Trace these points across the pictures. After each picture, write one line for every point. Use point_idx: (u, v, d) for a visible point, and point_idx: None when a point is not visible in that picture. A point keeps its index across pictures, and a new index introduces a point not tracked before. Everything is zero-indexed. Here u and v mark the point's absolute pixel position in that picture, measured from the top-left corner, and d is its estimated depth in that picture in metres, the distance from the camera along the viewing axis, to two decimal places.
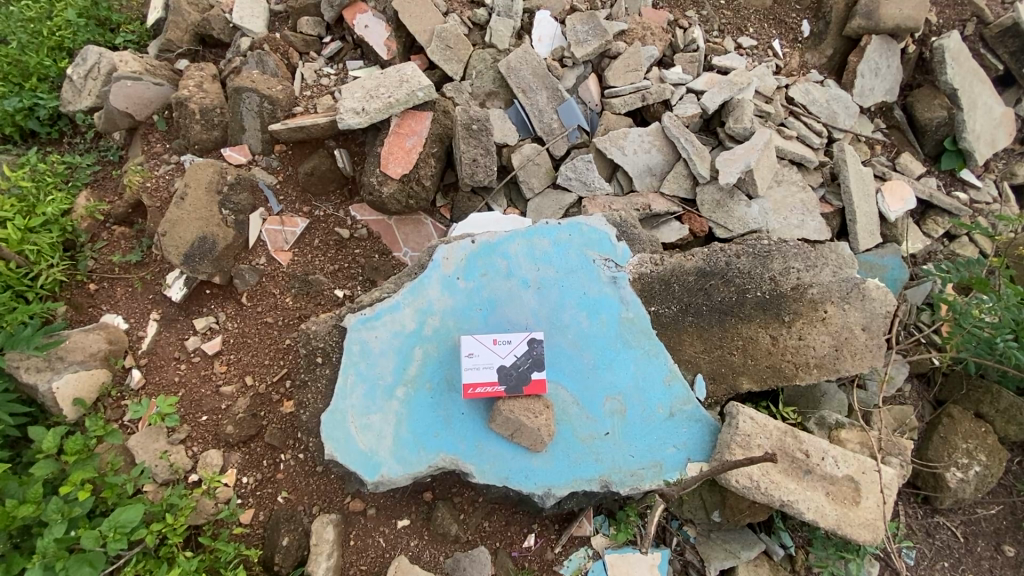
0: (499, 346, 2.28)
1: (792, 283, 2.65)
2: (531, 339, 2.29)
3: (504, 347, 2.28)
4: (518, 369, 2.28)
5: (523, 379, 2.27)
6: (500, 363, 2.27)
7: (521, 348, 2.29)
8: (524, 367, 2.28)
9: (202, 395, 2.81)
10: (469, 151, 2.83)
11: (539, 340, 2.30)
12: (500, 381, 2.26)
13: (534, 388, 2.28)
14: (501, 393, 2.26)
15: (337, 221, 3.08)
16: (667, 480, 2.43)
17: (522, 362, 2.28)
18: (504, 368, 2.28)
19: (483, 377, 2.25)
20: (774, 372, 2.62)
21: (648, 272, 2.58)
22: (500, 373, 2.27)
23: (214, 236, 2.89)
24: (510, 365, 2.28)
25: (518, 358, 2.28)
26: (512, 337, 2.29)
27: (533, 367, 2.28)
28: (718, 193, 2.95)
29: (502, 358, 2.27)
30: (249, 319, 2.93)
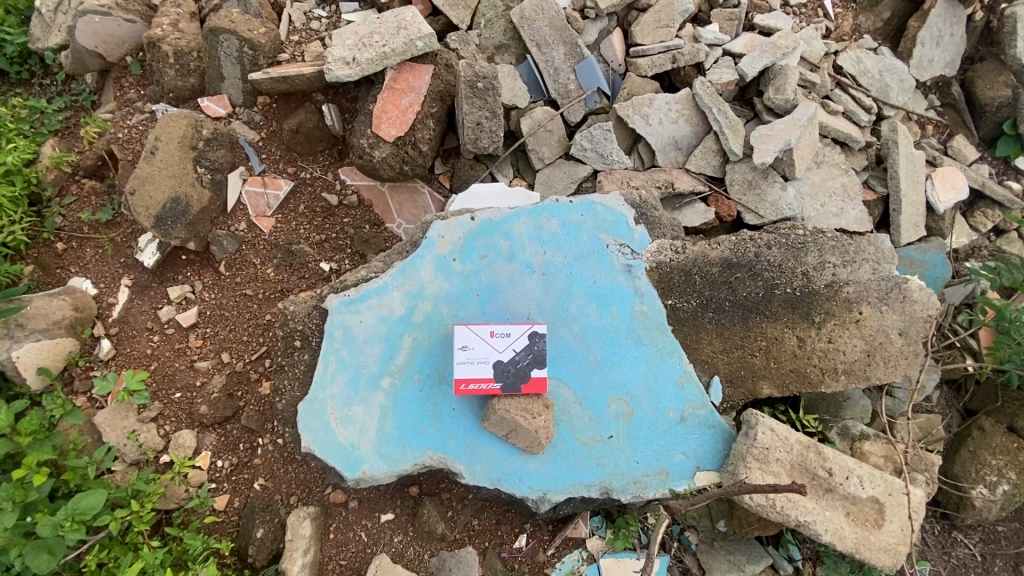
0: (495, 339, 2.03)
1: (826, 279, 2.40)
2: (532, 332, 2.05)
3: (502, 340, 2.04)
4: (516, 366, 2.04)
5: (521, 376, 2.05)
6: (496, 358, 2.04)
7: (521, 342, 2.05)
8: (523, 363, 2.04)
9: (176, 369, 2.61)
10: (472, 113, 2.48)
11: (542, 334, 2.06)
12: (495, 378, 2.03)
13: (533, 387, 2.06)
14: (495, 391, 2.03)
15: (325, 185, 2.78)
16: (673, 490, 2.24)
17: (520, 358, 2.04)
18: (501, 364, 2.04)
19: (476, 373, 2.02)
20: (797, 377, 2.38)
21: (668, 261, 2.30)
22: (496, 368, 2.03)
23: (188, 197, 2.61)
24: (507, 361, 2.04)
25: (517, 353, 2.05)
26: (511, 330, 2.04)
27: (533, 363, 2.05)
28: (750, 172, 2.62)
29: (499, 353, 2.03)
30: (227, 290, 2.71)
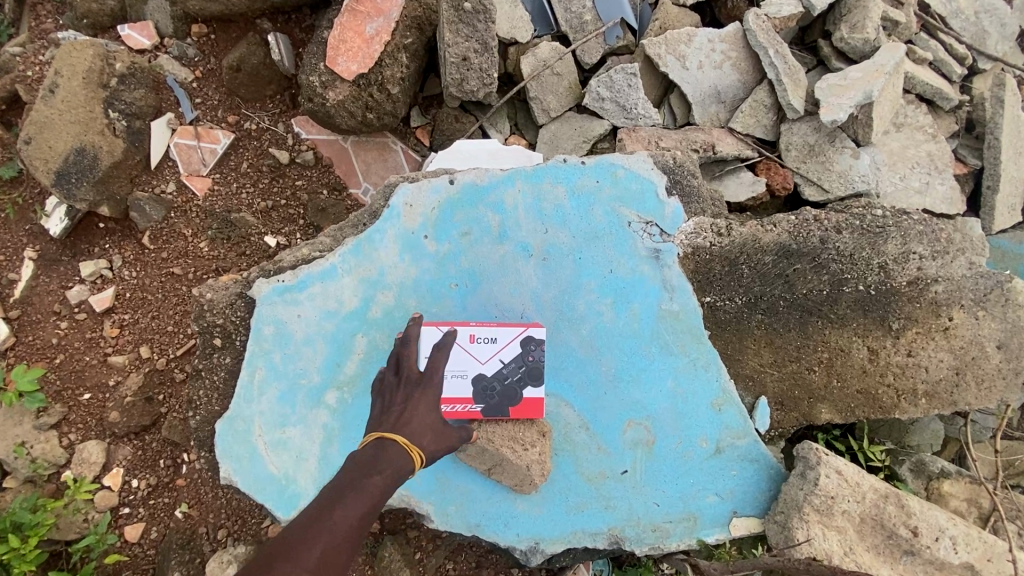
0: (477, 345, 1.50)
1: (909, 275, 1.85)
2: (528, 338, 1.53)
3: (485, 347, 1.51)
4: (503, 383, 1.52)
5: (509, 396, 1.52)
6: (477, 372, 1.50)
7: (510, 351, 1.53)
8: (513, 379, 1.52)
9: (86, 365, 2.11)
10: (456, 45, 1.89)
11: (538, 340, 1.53)
12: (474, 399, 1.49)
13: (524, 411, 1.54)
14: (475, 416, 1.50)
15: (274, 139, 2.22)
16: (702, 540, 1.75)
17: (509, 372, 1.52)
18: (483, 380, 1.50)
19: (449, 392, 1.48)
20: (866, 400, 1.85)
21: (708, 246, 1.75)
22: (476, 386, 1.49)
23: (96, 148, 2.06)
24: (491, 377, 1.51)
25: (505, 365, 1.52)
26: (497, 333, 1.52)
27: (526, 380, 1.53)
28: (813, 134, 2.05)
29: (480, 365, 1.50)
30: (151, 268, 2.17)
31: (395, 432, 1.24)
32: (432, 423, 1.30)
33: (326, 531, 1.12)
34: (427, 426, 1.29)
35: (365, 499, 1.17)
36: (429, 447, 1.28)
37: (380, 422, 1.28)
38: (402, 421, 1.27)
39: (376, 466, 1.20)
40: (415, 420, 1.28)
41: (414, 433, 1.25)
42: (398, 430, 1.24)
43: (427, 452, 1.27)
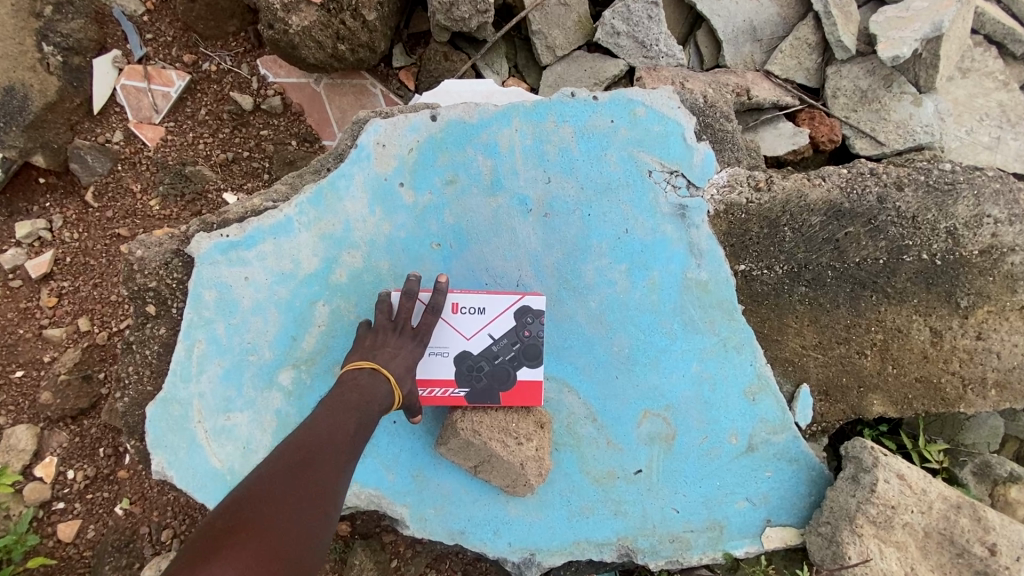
0: (460, 317, 1.25)
1: (982, 242, 1.55)
2: (522, 310, 1.25)
3: (470, 320, 1.25)
4: (493, 363, 1.25)
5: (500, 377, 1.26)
6: (461, 350, 1.25)
7: (502, 324, 1.26)
8: (505, 359, 1.25)
9: (19, 338, 1.83)
10: None
11: (535, 313, 1.26)
12: (457, 381, 1.25)
13: (518, 396, 1.28)
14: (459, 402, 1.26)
15: (237, 81, 1.92)
16: (728, 554, 1.47)
17: (500, 351, 1.25)
18: (468, 359, 1.26)
19: (426, 373, 1.24)
20: (926, 391, 1.56)
21: (743, 202, 1.45)
22: (460, 366, 1.25)
23: (26, 86, 1.77)
24: (478, 355, 1.25)
25: (496, 343, 1.25)
26: (485, 303, 1.25)
27: (521, 359, 1.26)
28: (865, 78, 1.73)
29: (464, 341, 1.25)
30: (95, 230, 1.89)
31: (392, 366, 1.14)
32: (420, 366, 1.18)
33: (334, 446, 1.03)
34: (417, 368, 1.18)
35: (372, 423, 1.09)
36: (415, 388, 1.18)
37: (372, 351, 1.15)
38: (394, 359, 1.14)
39: (376, 396, 1.10)
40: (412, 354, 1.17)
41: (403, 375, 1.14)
42: (394, 364, 1.14)
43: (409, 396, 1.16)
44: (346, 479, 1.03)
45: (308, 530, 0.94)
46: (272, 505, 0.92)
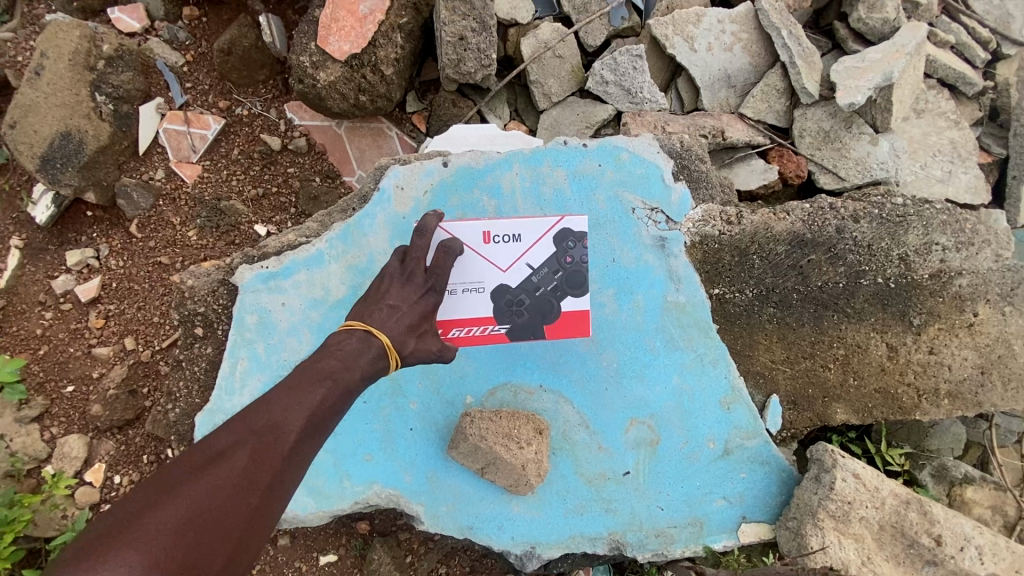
0: (494, 248, 1.53)
1: (932, 267, 1.74)
2: (554, 237, 1.55)
3: (505, 253, 1.54)
4: (528, 291, 1.54)
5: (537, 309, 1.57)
6: (500, 281, 1.54)
7: (532, 256, 1.55)
8: (534, 286, 1.54)
9: (70, 357, 2.05)
10: (452, 24, 1.80)
11: (560, 243, 1.56)
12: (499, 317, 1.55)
13: (548, 320, 1.57)
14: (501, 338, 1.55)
15: (266, 124, 2.14)
16: (708, 548, 1.65)
17: (536, 279, 1.55)
18: (506, 293, 1.55)
19: (473, 310, 1.54)
20: (885, 401, 1.74)
21: (716, 234, 1.65)
22: (499, 302, 1.55)
23: (81, 132, 1.99)
24: (516, 289, 1.54)
25: (529, 273, 1.54)
26: (516, 237, 1.54)
27: (557, 288, 1.56)
28: (828, 120, 1.94)
29: (503, 272, 1.54)
30: (138, 258, 2.11)
31: (386, 330, 1.28)
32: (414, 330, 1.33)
33: (300, 417, 1.14)
34: (410, 335, 1.32)
35: (342, 396, 1.18)
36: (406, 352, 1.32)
37: (372, 312, 1.31)
38: (389, 322, 1.30)
39: (357, 364, 1.23)
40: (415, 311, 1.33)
41: (398, 340, 1.29)
42: (389, 327, 1.29)
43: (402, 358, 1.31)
44: (299, 453, 1.13)
45: (244, 485, 1.06)
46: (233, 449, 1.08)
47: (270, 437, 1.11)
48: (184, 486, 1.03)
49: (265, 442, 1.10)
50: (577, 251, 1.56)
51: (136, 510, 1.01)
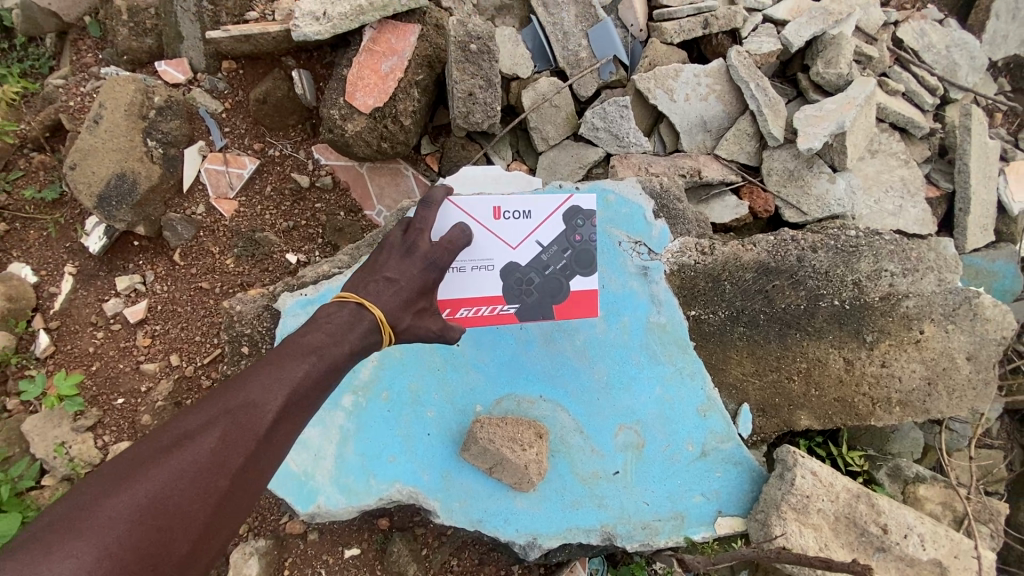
0: (505, 225, 1.61)
1: (882, 291, 1.99)
2: (564, 216, 1.65)
3: (515, 229, 1.62)
4: (537, 265, 1.65)
5: (546, 288, 1.68)
6: (509, 256, 1.62)
7: (542, 233, 1.65)
8: (544, 260, 1.65)
9: (120, 372, 2.29)
10: (463, 82, 2.08)
11: (571, 224, 1.66)
12: (510, 295, 1.65)
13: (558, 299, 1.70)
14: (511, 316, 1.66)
15: (296, 164, 2.41)
16: (689, 539, 1.87)
17: (545, 258, 1.66)
18: (515, 269, 1.64)
19: (483, 285, 1.62)
20: (843, 408, 1.98)
21: (692, 264, 1.91)
22: (510, 278, 1.64)
23: (134, 173, 2.26)
24: (526, 266, 1.64)
25: (539, 252, 1.65)
26: (528, 220, 1.62)
27: (566, 267, 1.68)
28: (792, 160, 2.21)
29: (512, 248, 1.62)
30: (181, 283, 2.36)
31: (380, 305, 1.37)
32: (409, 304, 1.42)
33: (275, 393, 1.23)
34: (404, 311, 1.41)
35: (322, 371, 1.28)
36: (402, 326, 1.41)
37: (366, 287, 1.40)
38: (382, 300, 1.38)
39: (343, 337, 1.32)
40: (414, 285, 1.42)
41: (391, 315, 1.38)
42: (383, 302, 1.38)
43: (398, 333, 1.40)
44: (274, 429, 1.22)
45: (216, 464, 1.15)
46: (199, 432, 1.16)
47: (247, 415, 1.19)
48: (157, 462, 1.12)
49: (241, 421, 1.18)
50: (584, 231, 1.68)
51: (112, 482, 1.10)
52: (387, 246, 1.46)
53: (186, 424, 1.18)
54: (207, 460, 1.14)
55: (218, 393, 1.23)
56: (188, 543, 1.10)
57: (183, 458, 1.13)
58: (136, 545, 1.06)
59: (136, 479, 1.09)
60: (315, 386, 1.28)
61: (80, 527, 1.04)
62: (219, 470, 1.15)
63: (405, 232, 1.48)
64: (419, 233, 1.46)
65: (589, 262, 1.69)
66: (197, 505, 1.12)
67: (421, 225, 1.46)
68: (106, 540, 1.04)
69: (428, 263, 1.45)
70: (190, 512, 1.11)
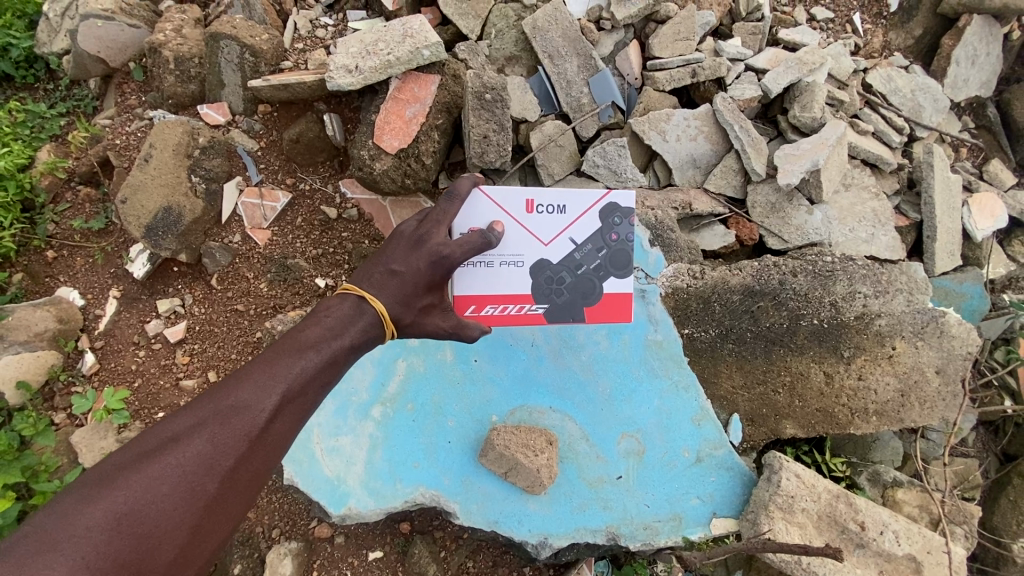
0: (537, 218, 1.83)
1: (856, 311, 2.21)
2: (598, 214, 1.87)
3: (546, 221, 1.84)
4: (571, 262, 1.88)
5: (578, 287, 1.91)
6: (539, 252, 1.85)
7: (576, 231, 1.87)
8: (578, 257, 1.88)
9: (160, 388, 2.49)
10: (479, 126, 2.33)
11: (604, 224, 1.88)
12: (542, 291, 1.89)
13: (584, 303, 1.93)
14: (542, 314, 1.90)
15: (324, 197, 2.64)
16: (687, 538, 2.06)
17: (579, 256, 1.88)
18: (547, 266, 1.88)
19: (516, 279, 1.86)
20: (824, 418, 2.19)
21: (685, 287, 2.14)
22: (540, 275, 1.88)
23: (180, 207, 2.49)
24: (558, 263, 1.87)
25: (571, 249, 1.87)
26: (560, 217, 1.84)
27: (600, 268, 1.90)
28: (774, 194, 2.45)
29: (545, 245, 1.85)
30: (218, 305, 2.57)
31: (382, 301, 1.58)
32: (411, 301, 1.62)
33: (265, 394, 1.39)
34: (405, 310, 1.61)
35: (311, 371, 1.46)
36: (402, 323, 1.63)
37: (371, 284, 1.61)
38: (384, 297, 1.59)
39: (343, 330, 1.54)
40: (420, 278, 1.61)
41: (393, 312, 1.60)
42: (383, 298, 1.59)
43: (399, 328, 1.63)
44: (265, 429, 1.38)
45: (205, 465, 1.29)
46: (189, 435, 1.31)
47: (235, 417, 1.35)
48: (149, 463, 1.26)
49: (230, 423, 1.34)
50: (618, 230, 1.90)
51: (105, 483, 1.24)
52: (405, 236, 1.66)
53: (176, 428, 1.32)
54: (195, 461, 1.28)
55: (207, 398, 1.38)
56: (174, 541, 1.23)
57: (171, 460, 1.27)
58: (124, 542, 1.18)
59: (125, 480, 1.23)
60: (306, 385, 1.45)
61: (69, 527, 1.16)
62: (209, 470, 1.29)
63: (422, 224, 1.67)
64: (435, 225, 1.65)
65: (623, 263, 1.91)
66: (184, 503, 1.25)
67: (438, 217, 1.66)
68: (93, 538, 1.16)
69: (434, 258, 1.62)
70: (177, 510, 1.24)
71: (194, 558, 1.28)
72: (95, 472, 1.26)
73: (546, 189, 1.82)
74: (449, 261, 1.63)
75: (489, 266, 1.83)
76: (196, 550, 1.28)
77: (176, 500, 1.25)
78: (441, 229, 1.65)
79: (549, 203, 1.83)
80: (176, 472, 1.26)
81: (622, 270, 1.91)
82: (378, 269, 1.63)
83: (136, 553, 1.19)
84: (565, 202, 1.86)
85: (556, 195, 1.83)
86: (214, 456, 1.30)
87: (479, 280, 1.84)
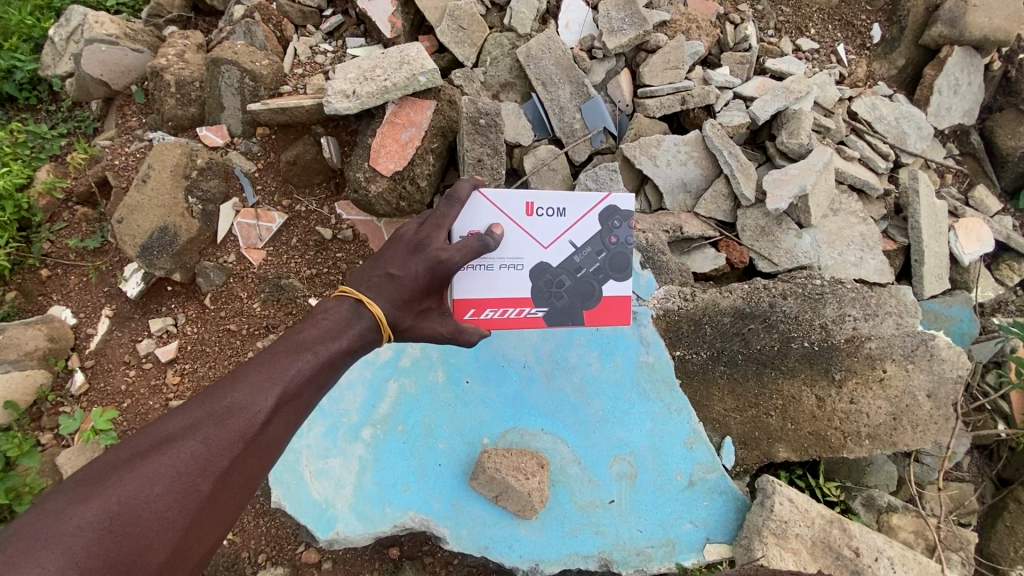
0: (537, 221, 1.85)
1: (846, 334, 2.21)
2: (598, 217, 1.90)
3: (546, 224, 1.86)
4: (569, 265, 1.89)
5: (578, 290, 1.92)
6: (538, 257, 1.87)
7: (577, 235, 1.89)
8: (579, 260, 1.90)
9: (150, 408, 2.48)
10: (473, 150, 2.37)
11: (604, 226, 1.91)
12: (543, 294, 1.90)
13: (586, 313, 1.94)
14: (542, 317, 1.90)
15: (320, 218, 2.66)
16: (680, 564, 2.04)
17: (579, 259, 1.90)
18: (547, 271, 1.89)
19: (516, 283, 1.87)
20: (817, 441, 2.18)
21: (676, 308, 2.16)
22: (541, 279, 1.89)
23: (175, 227, 2.49)
24: (557, 267, 1.88)
25: (572, 253, 1.89)
26: (560, 219, 1.87)
27: (599, 270, 1.92)
28: (763, 218, 2.49)
29: (545, 249, 1.87)
30: (210, 324, 2.56)
31: (380, 305, 1.58)
32: (409, 306, 1.62)
33: (262, 395, 1.38)
34: (403, 314, 1.62)
35: (309, 371, 1.46)
36: (399, 327, 1.63)
37: (369, 288, 1.61)
38: (380, 303, 1.58)
39: (343, 332, 1.54)
40: (418, 283, 1.61)
41: (392, 317, 1.60)
42: (382, 302, 1.58)
43: (397, 332, 1.63)
44: (263, 429, 1.36)
45: (200, 466, 1.27)
46: (184, 435, 1.29)
47: (231, 418, 1.33)
48: (143, 463, 1.25)
49: (225, 425, 1.32)
50: (618, 232, 1.92)
51: (96, 484, 1.22)
52: (405, 240, 1.67)
53: (171, 427, 1.31)
54: (189, 462, 1.27)
55: (202, 399, 1.37)
56: (166, 543, 1.21)
57: (165, 460, 1.25)
58: (114, 543, 1.16)
59: (118, 479, 1.22)
60: (304, 385, 1.45)
61: (58, 527, 1.14)
62: (205, 470, 1.27)
63: (422, 227, 1.68)
64: (435, 230, 1.66)
65: (623, 267, 1.93)
66: (177, 504, 1.23)
67: (438, 221, 1.68)
68: (85, 538, 1.15)
69: (432, 263, 1.63)
70: (170, 511, 1.22)
71: (187, 562, 1.26)
72: (87, 472, 1.25)
73: (547, 192, 1.84)
74: (447, 266, 1.63)
75: (489, 269, 1.84)
76: (189, 552, 1.25)
77: (170, 500, 1.23)
78: (440, 233, 1.67)
79: (549, 206, 1.85)
80: (170, 473, 1.24)
81: (623, 273, 1.93)
82: (376, 272, 1.63)
83: (127, 553, 1.17)
84: (565, 205, 1.88)
85: (556, 198, 1.85)
86: (210, 456, 1.29)
87: (478, 283, 1.85)
